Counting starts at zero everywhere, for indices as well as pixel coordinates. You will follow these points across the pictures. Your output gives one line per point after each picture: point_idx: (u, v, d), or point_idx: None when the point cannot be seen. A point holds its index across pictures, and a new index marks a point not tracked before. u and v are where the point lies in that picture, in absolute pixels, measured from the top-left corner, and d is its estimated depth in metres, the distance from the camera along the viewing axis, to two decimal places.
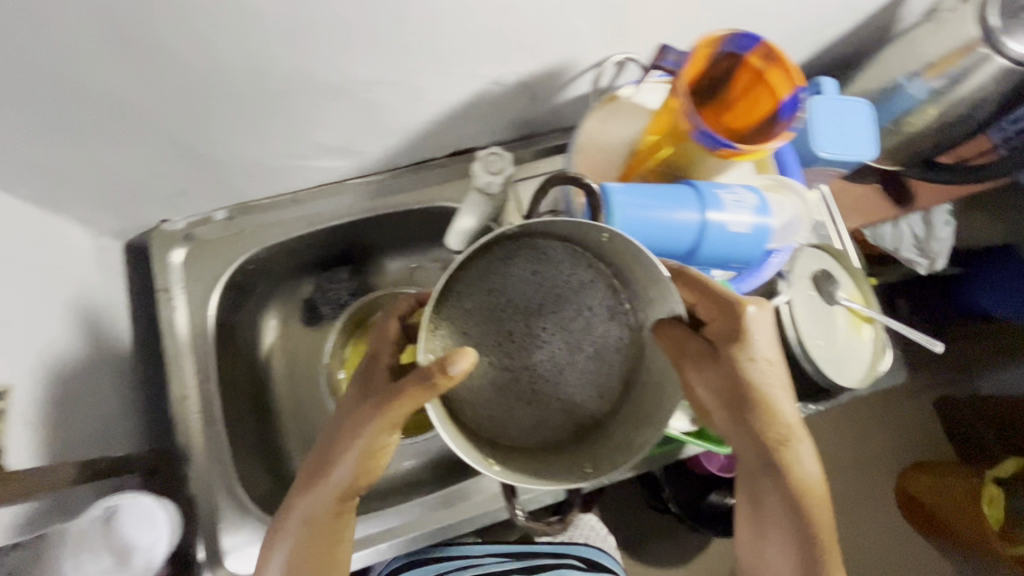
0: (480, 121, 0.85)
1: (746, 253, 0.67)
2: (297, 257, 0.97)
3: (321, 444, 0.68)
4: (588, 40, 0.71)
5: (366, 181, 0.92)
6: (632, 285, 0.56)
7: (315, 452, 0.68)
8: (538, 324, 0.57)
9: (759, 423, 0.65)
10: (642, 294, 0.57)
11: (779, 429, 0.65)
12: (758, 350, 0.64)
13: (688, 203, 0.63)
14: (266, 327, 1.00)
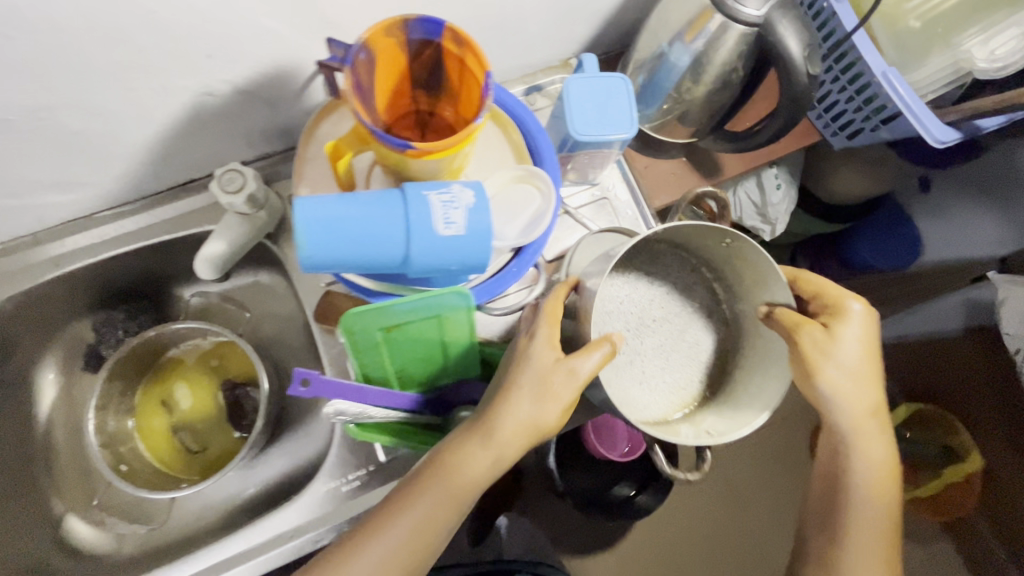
0: (250, 126, 0.68)
1: (472, 253, 0.53)
2: (71, 296, 0.74)
3: (357, 526, 0.59)
4: (291, 37, 0.56)
5: (117, 211, 0.72)
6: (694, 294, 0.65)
7: (346, 537, 0.59)
8: (711, 280, 0.64)
9: (852, 403, 0.59)
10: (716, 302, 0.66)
11: (863, 412, 0.60)
12: (842, 366, 0.57)
13: (389, 209, 0.51)
14: (40, 390, 0.76)
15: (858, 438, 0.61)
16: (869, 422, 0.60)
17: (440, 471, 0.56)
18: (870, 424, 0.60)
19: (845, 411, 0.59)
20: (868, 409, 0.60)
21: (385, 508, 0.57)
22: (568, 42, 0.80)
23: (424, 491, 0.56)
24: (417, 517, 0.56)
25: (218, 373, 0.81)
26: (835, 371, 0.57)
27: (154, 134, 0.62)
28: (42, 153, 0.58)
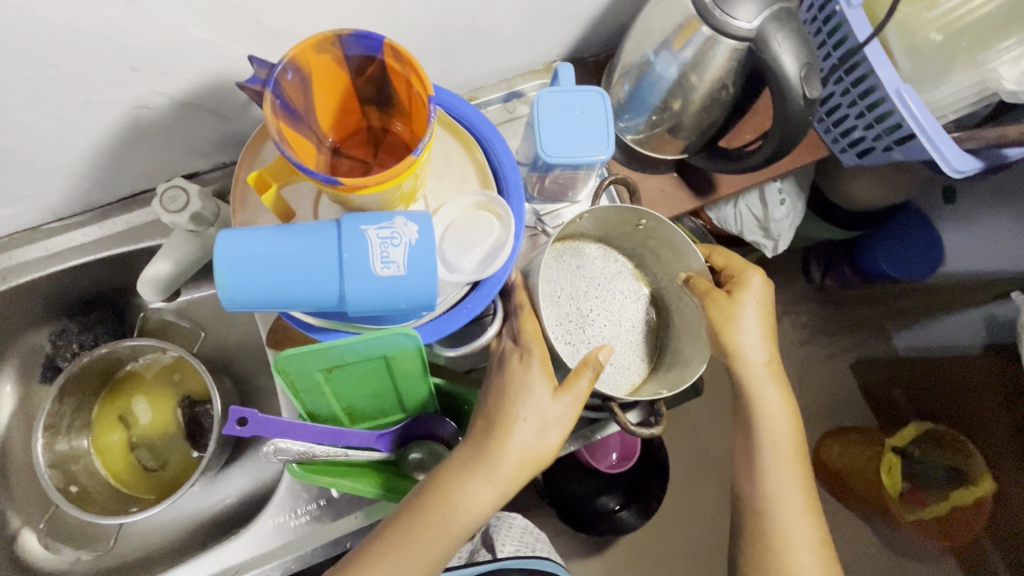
0: (198, 137, 0.63)
1: (414, 292, 0.48)
2: (23, 308, 0.72)
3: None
4: (226, 46, 0.52)
5: (65, 222, 0.69)
6: (591, 269, 0.69)
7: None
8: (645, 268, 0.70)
9: (751, 353, 0.60)
10: (613, 271, 0.70)
11: (762, 362, 0.61)
12: (747, 332, 0.60)
13: (321, 246, 0.47)
14: None
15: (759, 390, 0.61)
16: (771, 371, 0.61)
17: (433, 519, 0.49)
18: (773, 375, 0.61)
19: (742, 363, 0.60)
20: (764, 359, 0.61)
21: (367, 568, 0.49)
22: (549, 45, 0.73)
23: (416, 543, 0.49)
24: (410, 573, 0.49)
25: (176, 389, 0.78)
26: (734, 329, 0.59)
27: (88, 147, 0.58)
28: None
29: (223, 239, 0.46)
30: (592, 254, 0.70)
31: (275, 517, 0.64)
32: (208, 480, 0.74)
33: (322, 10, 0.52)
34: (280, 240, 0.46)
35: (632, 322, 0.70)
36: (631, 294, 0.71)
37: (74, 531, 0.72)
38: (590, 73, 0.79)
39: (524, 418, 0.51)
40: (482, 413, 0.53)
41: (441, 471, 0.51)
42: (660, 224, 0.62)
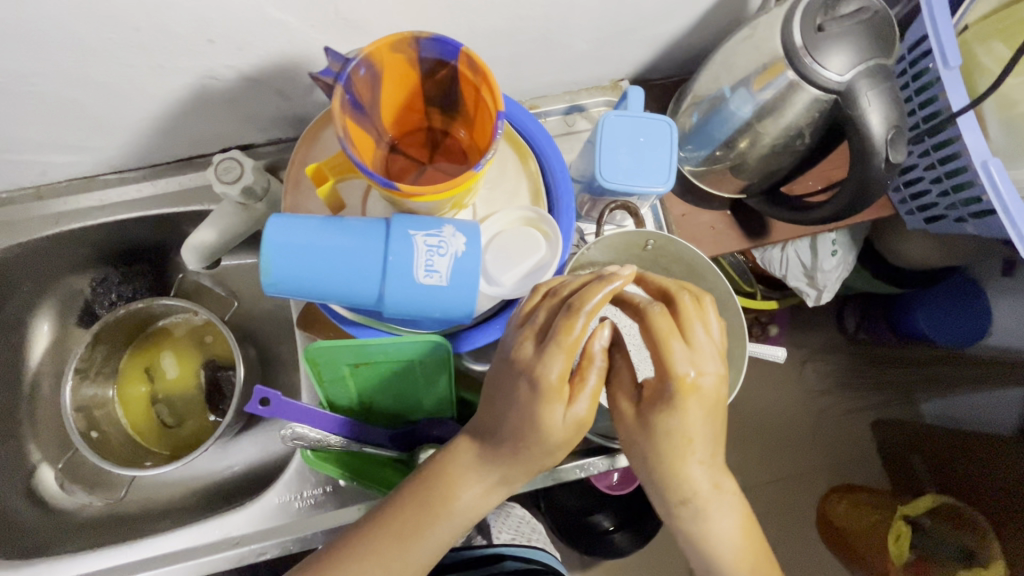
0: (259, 112, 0.64)
1: (452, 304, 0.47)
2: (71, 254, 0.74)
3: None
4: (301, 31, 0.51)
5: (121, 176, 0.70)
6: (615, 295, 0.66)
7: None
8: None
9: (657, 468, 0.49)
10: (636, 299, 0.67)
11: (688, 486, 0.48)
12: (698, 446, 0.47)
13: (367, 244, 0.46)
14: (34, 335, 0.77)
15: (671, 505, 0.50)
16: (689, 494, 0.49)
17: (433, 514, 0.49)
18: (701, 493, 0.49)
19: (658, 475, 0.49)
20: (689, 480, 0.48)
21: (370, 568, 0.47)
22: (619, 64, 0.72)
23: (419, 538, 0.48)
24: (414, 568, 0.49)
25: (202, 353, 0.79)
26: (666, 449, 0.47)
27: (152, 108, 0.58)
28: (35, 115, 0.56)
29: (272, 222, 0.45)
30: None
31: (281, 496, 0.65)
32: (220, 447, 0.75)
33: (401, 6, 0.52)
34: (327, 231, 0.46)
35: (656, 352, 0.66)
36: None
37: (88, 474, 0.75)
38: (656, 96, 0.77)
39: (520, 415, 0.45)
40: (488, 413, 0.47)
41: (440, 467, 0.50)
42: (669, 242, 0.60)
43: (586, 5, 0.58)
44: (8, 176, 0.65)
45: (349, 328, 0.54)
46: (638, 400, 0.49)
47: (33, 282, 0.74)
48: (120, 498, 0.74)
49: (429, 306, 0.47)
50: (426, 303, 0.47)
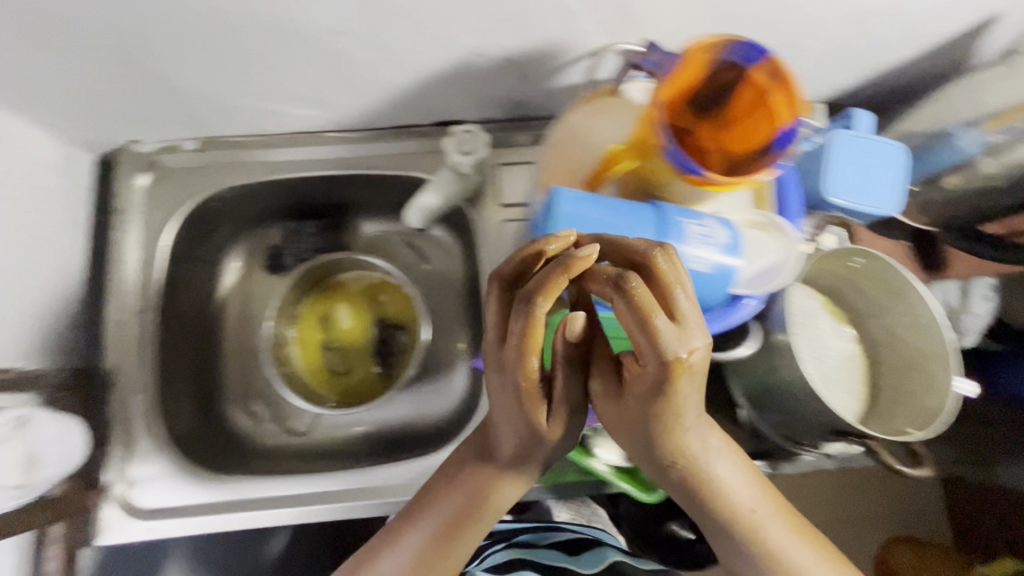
0: (494, 92, 0.68)
1: (707, 290, 0.51)
2: (279, 199, 0.79)
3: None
4: (584, 22, 0.55)
5: (342, 136, 0.74)
6: (812, 308, 0.68)
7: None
8: (871, 320, 0.68)
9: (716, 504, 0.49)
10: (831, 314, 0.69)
11: (730, 510, 0.49)
12: (721, 466, 0.49)
13: (645, 224, 0.49)
14: (225, 269, 0.82)
15: (725, 538, 0.50)
16: (738, 522, 0.49)
17: (446, 543, 0.53)
18: (711, 522, 0.50)
19: (714, 508, 0.49)
20: (727, 504, 0.49)
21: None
22: (830, 86, 0.73)
23: (409, 568, 0.51)
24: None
25: (374, 307, 0.83)
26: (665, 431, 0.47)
27: (412, 76, 0.63)
28: (315, 68, 0.60)
29: (561, 194, 0.48)
30: (816, 294, 0.69)
31: (463, 451, 0.69)
32: (390, 400, 0.79)
33: (682, 12, 0.55)
34: (606, 209, 0.49)
35: (846, 375, 0.67)
36: (842, 338, 0.69)
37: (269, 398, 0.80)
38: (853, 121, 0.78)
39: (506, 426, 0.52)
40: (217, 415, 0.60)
41: (458, 494, 0.54)
42: (881, 261, 0.61)
43: (839, 27, 0.60)
44: (251, 122, 0.71)
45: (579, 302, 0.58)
46: (621, 384, 0.50)
47: (237, 220, 0.80)
48: (296, 430, 0.78)
49: None
50: None
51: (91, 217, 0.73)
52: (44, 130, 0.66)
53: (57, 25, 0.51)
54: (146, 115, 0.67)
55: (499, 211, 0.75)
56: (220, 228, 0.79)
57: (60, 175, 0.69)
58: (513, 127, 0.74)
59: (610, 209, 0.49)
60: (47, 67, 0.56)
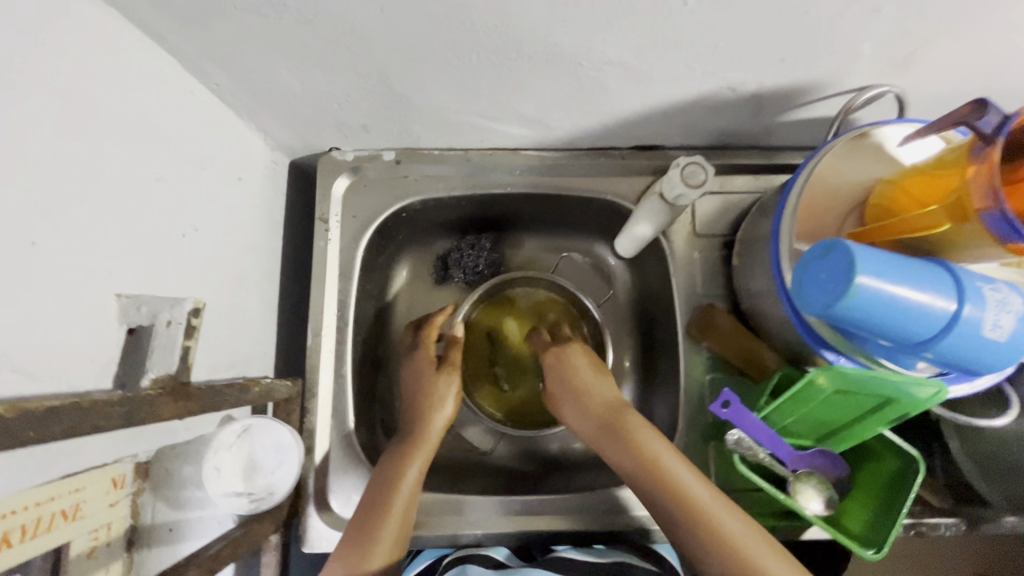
0: (717, 122, 0.66)
1: (996, 357, 0.48)
2: (461, 212, 0.79)
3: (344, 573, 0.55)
4: (862, 65, 0.53)
5: (542, 155, 0.74)
6: None
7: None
8: None
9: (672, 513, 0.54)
10: None
11: (673, 489, 0.54)
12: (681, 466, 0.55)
13: (944, 287, 0.47)
14: (396, 277, 0.83)
15: (704, 559, 0.51)
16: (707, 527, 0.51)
17: (400, 475, 0.61)
18: (694, 542, 0.52)
19: (681, 520, 0.53)
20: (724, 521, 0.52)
21: (352, 544, 0.57)
22: None
23: (388, 499, 0.59)
24: (388, 538, 0.58)
25: (542, 327, 0.83)
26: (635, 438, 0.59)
27: (648, 106, 0.61)
28: (557, 97, 0.59)
29: (858, 247, 0.46)
30: None
31: None
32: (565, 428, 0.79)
33: (969, 64, 0.53)
34: (904, 267, 0.47)
35: None
36: None
37: None
38: None
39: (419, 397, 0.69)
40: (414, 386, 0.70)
41: (392, 449, 0.65)
42: None
43: None
44: (459, 139, 0.70)
45: (825, 352, 0.56)
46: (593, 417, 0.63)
47: (414, 229, 0.80)
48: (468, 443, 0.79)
49: (973, 355, 0.48)
50: (974, 353, 0.48)
51: (287, 223, 0.74)
52: (264, 137, 0.67)
53: (343, 53, 0.50)
54: (362, 128, 0.66)
55: (691, 240, 0.74)
56: (398, 237, 0.80)
57: (271, 183, 0.69)
58: (714, 156, 0.73)
59: (906, 265, 0.47)
60: (305, 86, 0.56)
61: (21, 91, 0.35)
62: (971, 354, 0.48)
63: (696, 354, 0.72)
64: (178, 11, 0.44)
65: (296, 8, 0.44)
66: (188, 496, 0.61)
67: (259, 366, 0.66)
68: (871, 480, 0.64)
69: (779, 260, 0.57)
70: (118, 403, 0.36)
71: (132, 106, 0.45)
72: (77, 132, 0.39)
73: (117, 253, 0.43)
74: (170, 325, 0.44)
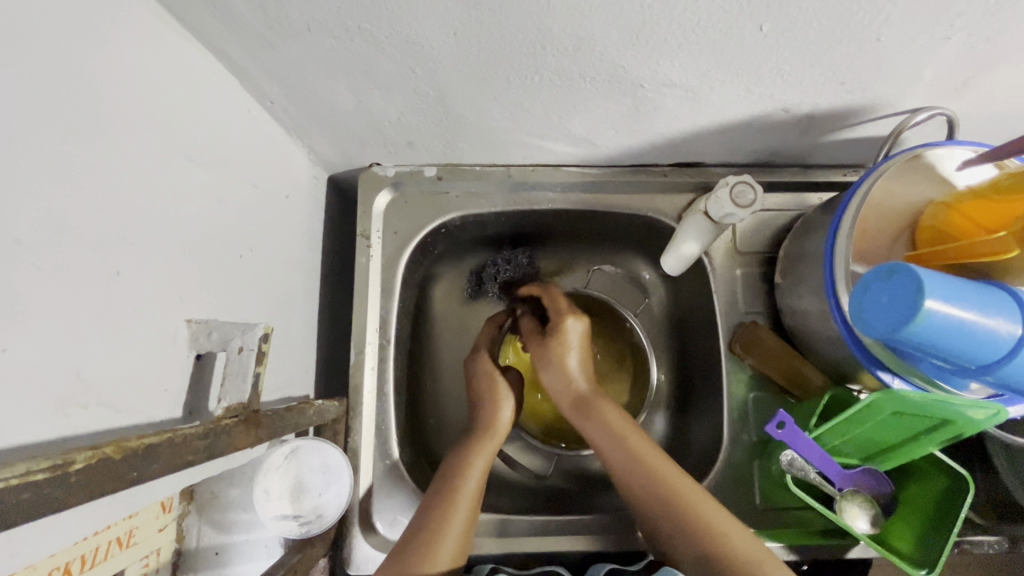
0: (763, 141, 0.66)
1: None
2: (498, 227, 0.78)
3: (423, 548, 0.53)
4: (922, 88, 0.53)
5: (584, 172, 0.73)
6: None
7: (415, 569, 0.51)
8: None
9: (646, 493, 0.56)
10: None
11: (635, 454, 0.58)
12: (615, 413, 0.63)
13: (1007, 312, 0.47)
14: (431, 292, 0.82)
15: (682, 539, 0.53)
16: (681, 510, 0.53)
17: (470, 463, 0.62)
18: (669, 523, 0.54)
19: (658, 502, 0.55)
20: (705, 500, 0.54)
21: (426, 522, 0.56)
22: None
23: (458, 485, 0.59)
24: (461, 515, 0.57)
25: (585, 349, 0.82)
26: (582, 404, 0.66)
27: (698, 125, 0.62)
28: (610, 117, 0.59)
29: (922, 271, 0.47)
30: None
31: None
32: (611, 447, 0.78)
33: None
34: (968, 292, 0.47)
35: None
36: None
37: None
38: None
39: (484, 400, 0.69)
40: (479, 388, 0.71)
41: (459, 444, 0.65)
42: None
43: None
44: (502, 156, 0.70)
45: (880, 374, 0.56)
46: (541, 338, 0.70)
47: (451, 244, 0.80)
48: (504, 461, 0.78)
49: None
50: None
51: (326, 239, 0.73)
52: (308, 153, 0.66)
53: (404, 73, 0.50)
54: (407, 144, 0.66)
55: (732, 257, 0.74)
56: (435, 252, 0.79)
57: (312, 199, 0.69)
58: (756, 173, 0.73)
59: (971, 291, 0.47)
60: (359, 105, 0.55)
61: (104, 120, 0.34)
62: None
63: (739, 372, 0.72)
64: (248, 33, 0.43)
65: (367, 30, 0.44)
66: (234, 517, 0.58)
67: (303, 386, 0.65)
68: (919, 506, 0.64)
69: (834, 282, 0.57)
70: (202, 436, 0.35)
71: (199, 128, 0.45)
72: (155, 163, 0.39)
73: (187, 278, 0.42)
74: (242, 351, 0.46)
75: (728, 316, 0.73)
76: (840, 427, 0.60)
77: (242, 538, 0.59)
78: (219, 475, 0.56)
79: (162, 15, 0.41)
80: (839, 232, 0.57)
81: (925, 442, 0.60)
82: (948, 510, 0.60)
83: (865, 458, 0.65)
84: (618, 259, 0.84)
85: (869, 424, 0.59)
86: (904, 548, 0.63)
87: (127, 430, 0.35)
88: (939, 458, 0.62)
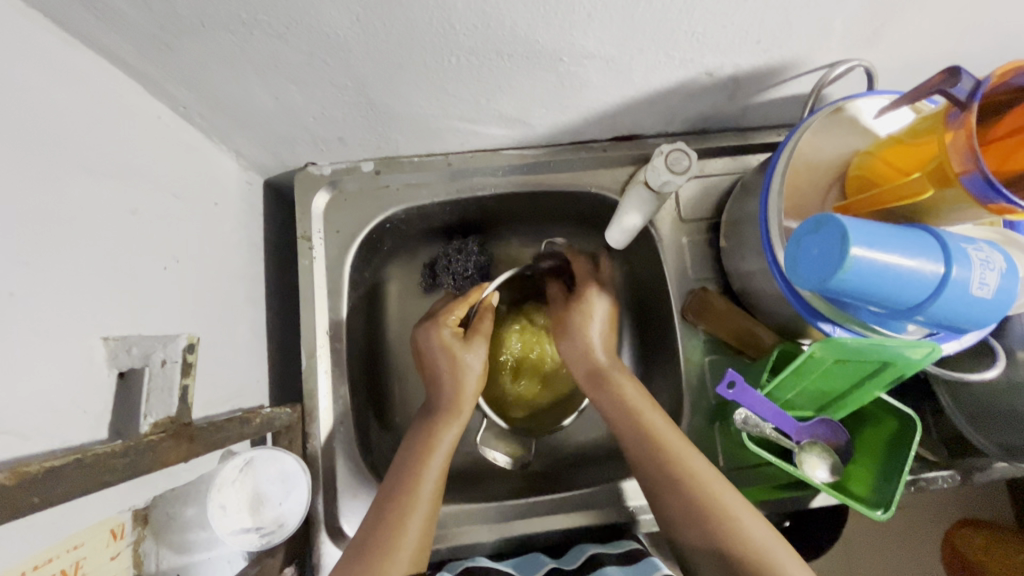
0: (695, 107, 0.66)
1: (984, 316, 0.50)
2: (444, 217, 0.78)
3: (383, 536, 0.53)
4: (837, 41, 0.53)
5: (522, 154, 0.73)
6: None
7: (377, 562, 0.51)
8: None
9: (674, 497, 0.56)
10: None
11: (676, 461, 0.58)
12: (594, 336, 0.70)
13: (930, 251, 0.49)
14: (385, 291, 0.81)
15: (705, 543, 0.53)
16: (710, 516, 0.53)
17: (435, 441, 0.62)
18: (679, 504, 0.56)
19: (686, 499, 0.55)
20: (722, 493, 0.55)
21: (382, 523, 0.54)
22: None
23: (419, 477, 0.59)
24: (425, 504, 0.57)
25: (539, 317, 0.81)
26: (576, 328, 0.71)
27: (627, 97, 0.62)
28: (538, 94, 0.59)
29: (841, 220, 0.48)
30: None
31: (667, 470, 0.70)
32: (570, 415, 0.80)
33: (933, 34, 0.54)
34: (889, 236, 0.48)
35: None
36: None
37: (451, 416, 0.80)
38: None
39: (445, 370, 0.67)
40: (436, 364, 0.68)
41: (425, 418, 0.66)
42: None
43: None
44: (437, 143, 0.68)
45: (821, 325, 0.57)
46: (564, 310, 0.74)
47: (399, 239, 0.79)
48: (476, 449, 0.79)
49: (960, 316, 0.50)
50: (963, 314, 0.50)
51: (267, 245, 0.71)
52: (235, 157, 0.64)
53: (317, 65, 0.48)
54: (339, 141, 0.64)
55: (678, 226, 0.74)
56: (384, 249, 0.78)
57: (247, 205, 0.67)
58: (693, 140, 0.73)
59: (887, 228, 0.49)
60: (278, 103, 0.54)
61: None
62: (959, 316, 0.50)
63: (693, 338, 0.72)
64: (140, 35, 0.42)
65: (266, 22, 0.42)
66: (192, 538, 0.53)
67: (255, 396, 0.63)
68: (873, 451, 0.65)
69: (769, 239, 0.58)
70: (120, 454, 0.34)
71: (99, 138, 0.43)
72: (49, 180, 0.37)
73: (100, 295, 0.40)
74: (164, 365, 0.44)
75: (678, 284, 0.74)
76: (788, 381, 0.61)
77: (203, 558, 0.55)
78: (173, 493, 0.53)
79: (39, 19, 0.38)
80: (770, 190, 0.58)
81: (870, 385, 0.61)
82: (898, 453, 0.62)
83: (819, 409, 0.67)
84: (568, 237, 0.84)
85: (813, 375, 0.61)
86: (867, 500, 0.64)
87: (42, 455, 0.34)
88: (885, 402, 0.64)
